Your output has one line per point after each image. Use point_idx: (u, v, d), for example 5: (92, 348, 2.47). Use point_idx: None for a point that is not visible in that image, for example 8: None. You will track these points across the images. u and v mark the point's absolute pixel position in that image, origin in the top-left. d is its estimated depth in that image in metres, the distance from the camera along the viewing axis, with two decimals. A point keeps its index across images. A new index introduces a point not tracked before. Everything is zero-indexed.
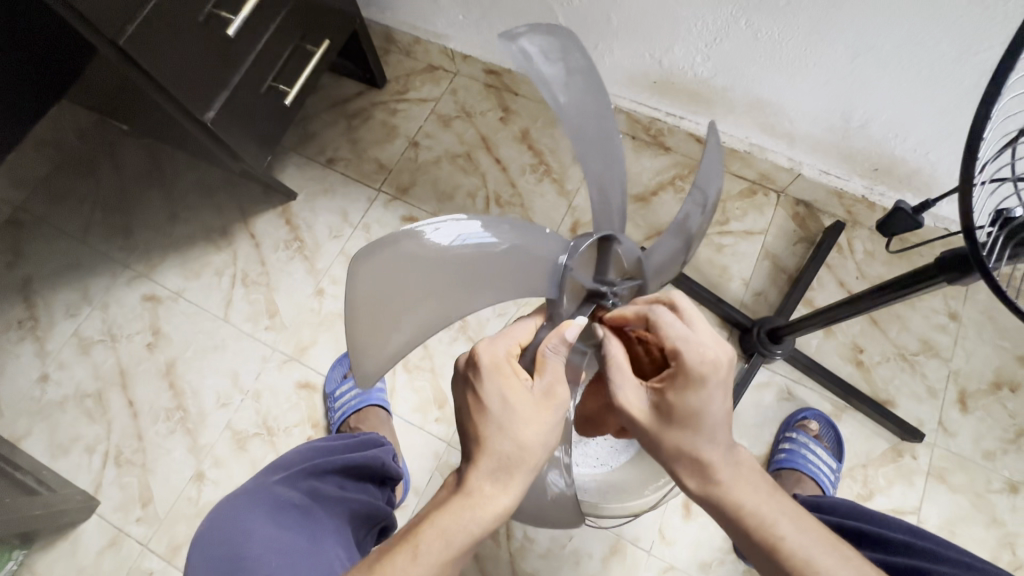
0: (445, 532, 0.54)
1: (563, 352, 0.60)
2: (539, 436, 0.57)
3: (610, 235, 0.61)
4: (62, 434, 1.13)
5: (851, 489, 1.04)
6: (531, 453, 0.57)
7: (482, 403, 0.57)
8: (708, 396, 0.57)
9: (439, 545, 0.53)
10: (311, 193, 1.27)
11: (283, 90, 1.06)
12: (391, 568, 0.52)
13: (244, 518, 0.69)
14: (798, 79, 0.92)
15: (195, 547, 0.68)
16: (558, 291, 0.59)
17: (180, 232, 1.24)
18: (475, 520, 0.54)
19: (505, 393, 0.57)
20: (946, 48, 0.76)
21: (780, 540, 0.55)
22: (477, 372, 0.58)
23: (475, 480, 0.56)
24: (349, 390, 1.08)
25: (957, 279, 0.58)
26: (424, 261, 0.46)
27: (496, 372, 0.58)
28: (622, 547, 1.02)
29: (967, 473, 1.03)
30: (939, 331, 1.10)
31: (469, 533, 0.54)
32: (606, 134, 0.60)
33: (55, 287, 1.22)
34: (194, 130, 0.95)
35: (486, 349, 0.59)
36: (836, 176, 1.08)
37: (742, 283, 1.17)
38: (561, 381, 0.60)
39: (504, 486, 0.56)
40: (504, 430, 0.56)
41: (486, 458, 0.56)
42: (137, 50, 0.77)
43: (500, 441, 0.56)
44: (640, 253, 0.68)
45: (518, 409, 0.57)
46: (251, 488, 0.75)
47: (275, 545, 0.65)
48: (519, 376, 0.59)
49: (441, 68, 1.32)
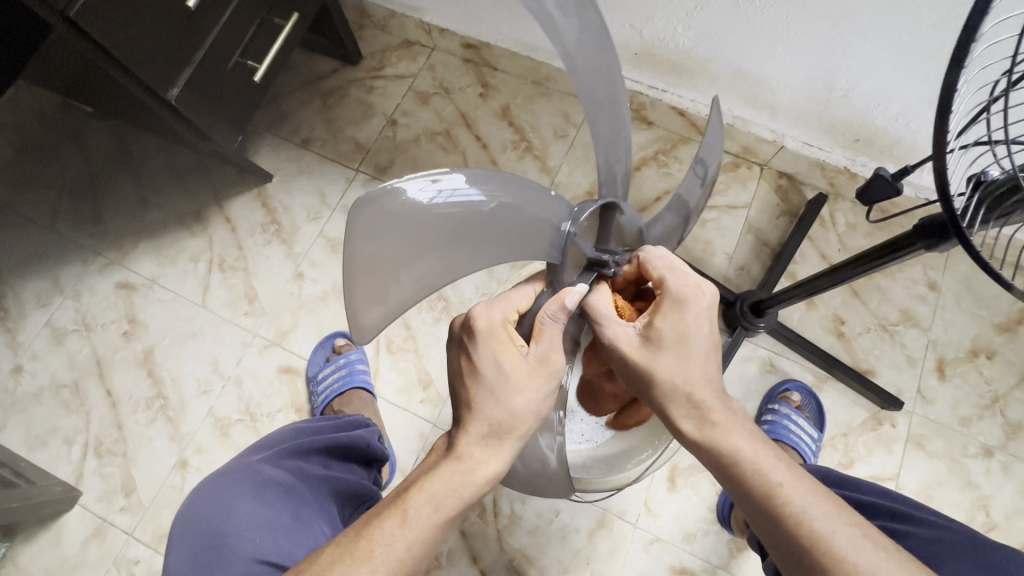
0: (434, 497, 0.54)
1: (562, 320, 0.59)
2: (532, 404, 0.57)
3: (612, 202, 0.61)
4: (40, 426, 1.11)
5: (832, 457, 1.06)
6: (523, 420, 0.57)
7: (476, 368, 0.57)
8: (695, 326, 0.59)
9: (428, 509, 0.54)
10: (287, 174, 1.23)
11: (251, 66, 1.02)
12: (380, 534, 0.52)
13: (226, 495, 0.68)
14: (780, 47, 0.90)
15: (180, 521, 0.67)
16: (560, 256, 0.59)
17: (153, 217, 1.21)
18: (464, 486, 0.55)
19: (500, 360, 0.57)
20: (928, 13, 0.74)
21: (778, 487, 0.53)
22: (472, 337, 0.57)
23: (465, 445, 0.57)
24: (332, 373, 1.07)
25: (935, 245, 0.58)
26: (419, 217, 0.46)
27: (491, 337, 0.57)
28: (608, 521, 1.03)
29: (945, 439, 1.05)
30: (919, 301, 1.11)
31: (459, 496, 0.55)
32: (614, 99, 0.59)
33: (24, 276, 1.19)
34: (158, 108, 0.92)
35: (483, 314, 0.58)
36: (818, 147, 1.08)
37: (726, 257, 1.17)
38: (557, 349, 0.59)
39: (494, 451, 0.57)
40: (497, 396, 0.56)
41: (477, 424, 0.57)
42: (90, 23, 0.73)
43: (492, 407, 0.56)
44: (640, 225, 0.69)
45: (512, 378, 0.56)
46: (234, 467, 0.74)
47: (259, 521, 0.65)
48: (514, 343, 0.58)
49: (418, 43, 1.28)
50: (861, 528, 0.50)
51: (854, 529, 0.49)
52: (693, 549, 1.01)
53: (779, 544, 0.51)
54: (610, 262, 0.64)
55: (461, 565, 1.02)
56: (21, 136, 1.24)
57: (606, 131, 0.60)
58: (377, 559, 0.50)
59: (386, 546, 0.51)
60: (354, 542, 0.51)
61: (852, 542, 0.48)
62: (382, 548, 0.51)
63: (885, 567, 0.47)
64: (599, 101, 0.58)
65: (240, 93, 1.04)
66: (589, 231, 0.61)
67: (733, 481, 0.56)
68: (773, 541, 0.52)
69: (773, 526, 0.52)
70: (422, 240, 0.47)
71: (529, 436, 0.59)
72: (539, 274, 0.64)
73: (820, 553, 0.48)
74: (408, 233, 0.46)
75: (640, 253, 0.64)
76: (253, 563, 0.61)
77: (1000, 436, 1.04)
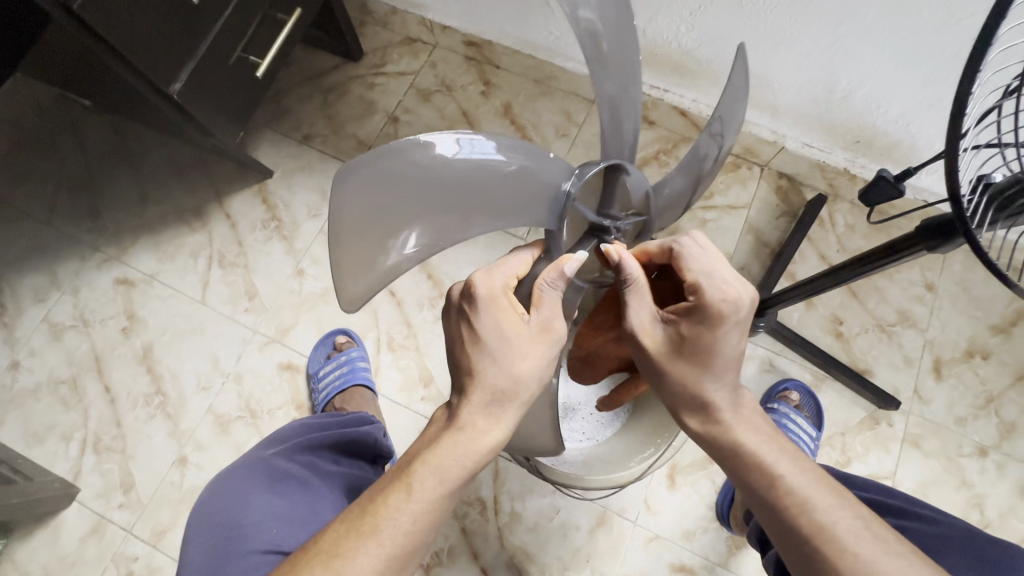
0: (438, 469, 0.54)
1: (560, 287, 0.59)
2: (534, 371, 0.57)
3: (619, 164, 0.58)
4: (37, 422, 1.11)
5: (830, 456, 1.07)
6: (525, 388, 0.57)
7: (478, 337, 0.57)
8: (723, 334, 0.58)
9: (433, 482, 0.54)
10: (287, 170, 1.23)
11: (253, 61, 1.02)
12: (385, 508, 0.52)
13: (240, 488, 0.68)
14: (782, 49, 0.90)
15: (194, 513, 0.68)
16: (558, 221, 0.57)
17: (151, 213, 1.20)
18: (469, 456, 0.55)
19: (502, 327, 0.57)
20: (929, 16, 0.75)
21: (780, 477, 0.54)
22: (474, 305, 0.57)
23: (468, 415, 0.57)
24: (333, 370, 1.06)
25: (936, 246, 0.59)
26: (419, 177, 0.47)
27: (492, 305, 0.57)
28: (608, 518, 1.04)
29: (941, 438, 1.06)
30: (916, 302, 1.12)
31: (464, 466, 0.55)
32: (627, 50, 0.57)
33: (21, 271, 1.18)
34: (160, 103, 0.91)
35: (484, 281, 0.57)
36: (817, 148, 1.08)
37: (726, 256, 1.17)
38: (559, 315, 0.59)
39: (496, 419, 0.57)
40: (498, 364, 0.56)
41: (479, 393, 0.57)
42: (92, 16, 0.73)
43: (495, 375, 0.57)
44: (647, 187, 0.64)
45: (515, 345, 0.57)
46: (245, 461, 0.74)
47: (274, 512, 0.66)
48: (516, 310, 0.58)
49: (420, 40, 1.28)
50: (864, 517, 0.51)
51: (856, 521, 0.50)
52: (692, 546, 1.02)
53: (782, 535, 0.52)
54: (611, 228, 0.63)
55: (462, 562, 1.02)
56: (18, 130, 1.23)
57: (615, 92, 0.58)
58: (384, 532, 0.51)
59: (392, 519, 0.51)
60: (359, 517, 0.52)
61: (854, 535, 0.49)
62: (388, 521, 0.51)
63: (886, 561, 0.47)
64: (608, 63, 0.56)
65: (241, 89, 1.03)
66: (589, 193, 0.58)
67: (738, 471, 0.57)
68: (774, 528, 0.53)
69: (774, 517, 0.53)
70: (423, 201, 0.48)
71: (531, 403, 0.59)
72: (537, 239, 0.63)
73: (820, 542, 0.49)
74: (408, 193, 0.47)
75: (674, 244, 0.61)
76: (267, 554, 0.61)
77: (995, 436, 1.06)
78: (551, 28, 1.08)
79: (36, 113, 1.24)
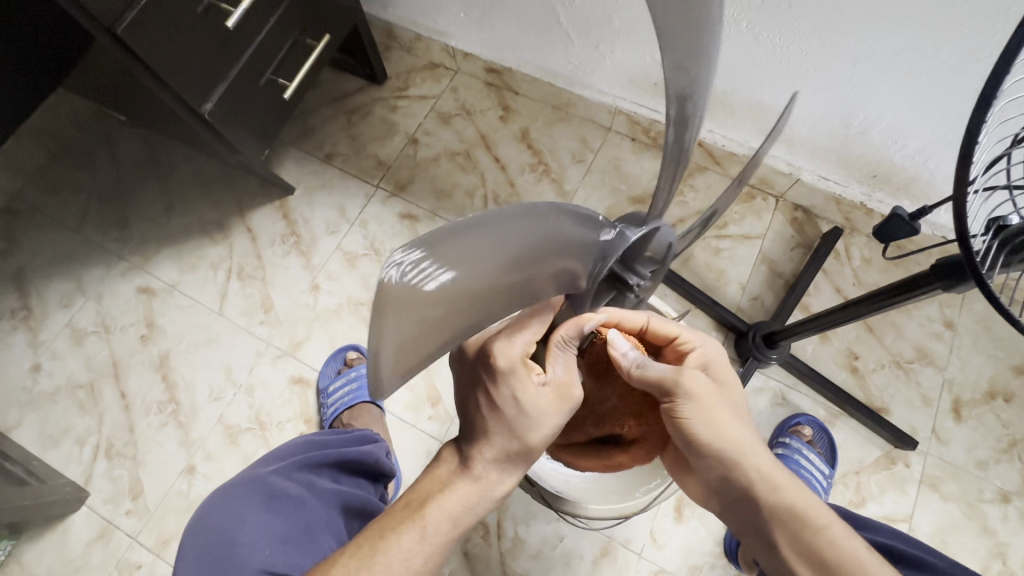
0: (450, 515, 0.56)
1: (572, 347, 0.59)
2: (547, 435, 0.57)
3: (655, 227, 0.53)
4: (53, 425, 1.13)
5: (843, 495, 1.04)
6: (544, 442, 0.59)
7: (496, 404, 0.56)
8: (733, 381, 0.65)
9: (445, 526, 0.55)
10: (308, 188, 1.26)
11: (282, 84, 1.06)
12: (396, 549, 0.53)
13: (236, 506, 0.69)
14: (798, 84, 0.92)
15: (190, 529, 0.68)
16: (591, 284, 0.52)
17: (177, 224, 1.24)
18: (480, 503, 0.57)
19: (520, 396, 0.55)
20: (946, 56, 0.75)
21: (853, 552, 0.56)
22: (493, 373, 0.55)
23: (481, 467, 0.57)
24: (343, 386, 1.07)
25: (951, 286, 0.59)
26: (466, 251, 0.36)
27: (510, 376, 0.55)
28: (613, 549, 1.02)
29: (960, 482, 1.03)
30: (934, 339, 1.10)
31: (472, 514, 0.57)
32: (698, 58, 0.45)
33: (49, 277, 1.21)
34: (191, 122, 0.95)
35: (504, 350, 0.55)
36: (834, 182, 1.08)
37: (740, 286, 1.17)
38: (575, 381, 0.59)
39: (508, 471, 0.58)
40: (513, 429, 0.56)
41: (492, 449, 0.57)
42: (135, 42, 0.77)
43: (508, 437, 0.56)
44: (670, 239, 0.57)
45: (532, 413, 0.56)
46: (244, 478, 0.75)
47: (269, 531, 0.66)
48: (533, 376, 0.56)
49: (442, 66, 1.32)
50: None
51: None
52: None
53: None
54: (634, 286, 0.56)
55: None
56: (56, 141, 1.28)
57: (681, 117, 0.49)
58: (395, 573, 0.52)
59: (403, 560, 0.53)
60: (371, 554, 0.53)
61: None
62: (400, 562, 0.53)
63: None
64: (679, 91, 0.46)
65: (270, 110, 1.07)
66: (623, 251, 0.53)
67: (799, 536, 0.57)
68: None
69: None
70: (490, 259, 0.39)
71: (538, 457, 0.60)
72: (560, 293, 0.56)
73: None
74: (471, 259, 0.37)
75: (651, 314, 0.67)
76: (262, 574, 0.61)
77: (1017, 482, 1.02)
78: (570, 57, 1.10)
79: (74, 125, 1.29)
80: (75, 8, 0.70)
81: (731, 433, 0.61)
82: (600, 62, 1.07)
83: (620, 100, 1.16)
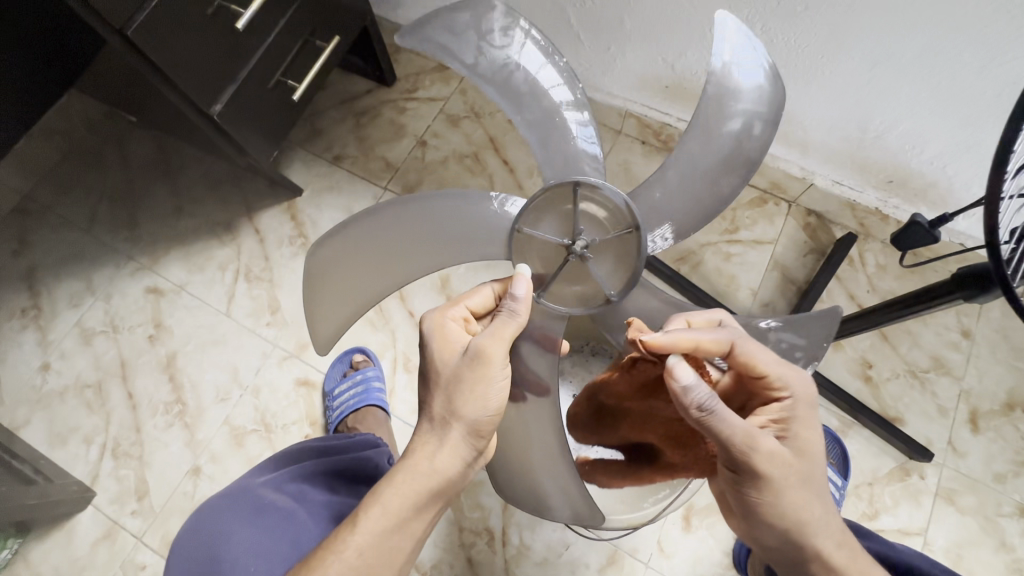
0: (384, 502, 0.57)
1: (512, 308, 0.61)
2: (473, 406, 0.59)
3: (573, 181, 0.63)
4: (61, 425, 1.13)
5: (856, 507, 1.02)
6: (468, 408, 0.59)
7: (426, 368, 0.62)
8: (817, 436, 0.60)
9: (378, 514, 0.56)
10: (316, 190, 1.26)
11: (291, 85, 1.06)
12: (335, 543, 0.55)
13: (223, 522, 0.69)
14: (813, 88, 0.90)
15: (179, 548, 0.69)
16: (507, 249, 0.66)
17: (185, 225, 1.24)
18: (414, 483, 0.58)
19: (442, 356, 0.61)
20: (969, 59, 0.74)
21: None
22: (422, 339, 0.63)
23: (415, 446, 0.60)
24: (348, 389, 1.06)
25: (973, 296, 0.60)
26: (351, 249, 0.67)
27: (433, 338, 0.62)
28: (619, 558, 1.00)
29: (977, 496, 1.00)
30: (951, 349, 1.07)
31: (407, 500, 0.57)
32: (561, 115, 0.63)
33: (59, 277, 1.22)
34: (201, 124, 0.95)
35: (427, 317, 0.64)
36: (849, 187, 1.06)
37: (751, 292, 1.15)
38: (499, 340, 0.60)
39: (445, 451, 0.59)
40: (441, 398, 0.60)
41: (426, 424, 0.61)
42: (144, 43, 0.77)
43: (438, 407, 0.60)
44: (624, 200, 0.63)
45: (452, 372, 0.60)
46: (235, 492, 0.74)
47: (254, 548, 0.64)
48: (460, 339, 0.62)
49: (451, 68, 1.31)
50: None
51: None
52: None
53: None
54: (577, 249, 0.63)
55: None
56: (68, 143, 1.29)
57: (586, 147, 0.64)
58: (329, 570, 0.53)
59: (338, 555, 0.54)
60: (312, 558, 0.55)
61: None
62: (333, 557, 0.54)
63: None
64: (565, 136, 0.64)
65: (279, 111, 1.07)
66: (554, 216, 0.65)
67: None
68: None
69: None
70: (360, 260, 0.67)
71: (483, 437, 0.61)
72: (504, 278, 0.67)
73: None
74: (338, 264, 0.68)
75: (737, 341, 0.60)
76: None
77: None
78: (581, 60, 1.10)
79: (86, 127, 1.29)
80: (86, 8, 0.70)
81: (799, 503, 0.58)
82: (611, 65, 1.06)
83: (630, 103, 1.14)
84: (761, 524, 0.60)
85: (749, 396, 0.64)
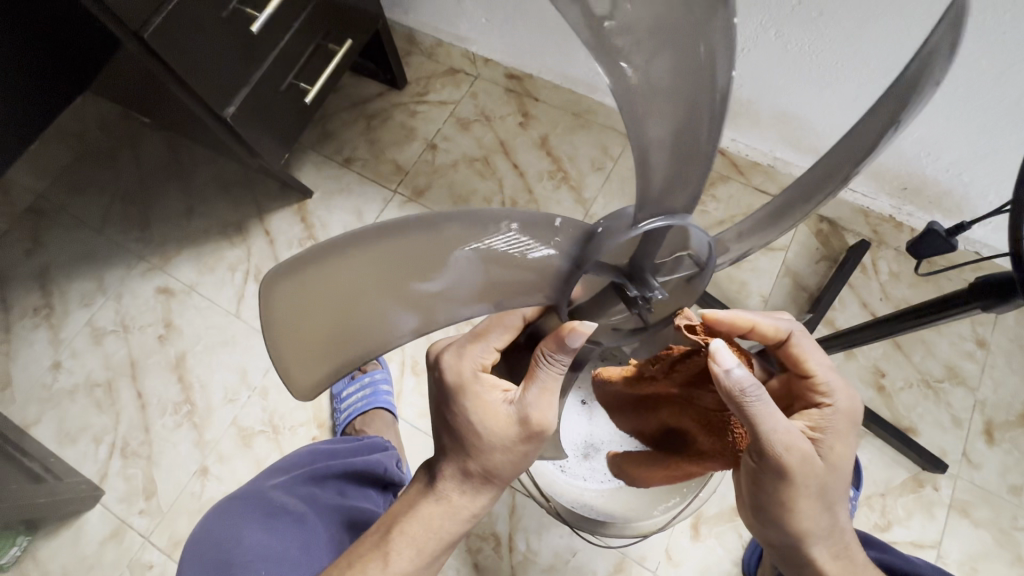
0: (415, 541, 0.59)
1: (558, 365, 0.55)
2: (506, 460, 0.59)
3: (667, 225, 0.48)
4: (71, 423, 1.14)
5: (868, 518, 1.00)
6: (505, 469, 0.59)
7: (454, 421, 0.59)
8: (849, 452, 0.59)
9: (410, 552, 0.59)
10: (326, 192, 1.26)
11: (304, 88, 1.07)
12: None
13: (234, 523, 0.69)
14: (826, 95, 0.89)
15: (188, 547, 0.69)
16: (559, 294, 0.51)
17: (196, 226, 1.25)
18: (448, 526, 0.60)
19: (478, 415, 0.58)
20: (985, 65, 0.73)
21: None
22: (448, 391, 0.59)
23: (443, 487, 0.61)
24: (355, 392, 1.08)
25: (992, 306, 0.60)
26: (351, 273, 0.42)
27: (464, 391, 0.58)
28: (627, 566, 0.99)
29: (992, 508, 0.99)
30: (965, 358, 1.06)
31: (435, 539, 0.60)
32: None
33: (70, 277, 1.23)
34: (216, 127, 0.96)
35: (452, 366, 0.59)
36: (862, 194, 1.06)
37: (762, 298, 1.14)
38: (544, 410, 0.57)
39: (472, 494, 0.61)
40: (471, 455, 0.59)
41: (452, 467, 0.60)
42: (160, 45, 0.77)
43: (466, 459, 0.59)
44: (704, 243, 0.53)
45: (488, 429, 0.58)
46: (247, 493, 0.75)
47: (266, 552, 0.65)
48: (498, 394, 0.58)
49: (462, 71, 1.31)
50: None
51: None
52: None
53: None
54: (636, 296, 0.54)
55: None
56: (82, 143, 1.30)
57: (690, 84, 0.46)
58: None
59: None
60: None
61: None
62: None
63: None
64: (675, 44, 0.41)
65: (291, 113, 1.08)
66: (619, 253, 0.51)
67: None
68: None
69: None
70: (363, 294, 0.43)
71: (509, 482, 0.62)
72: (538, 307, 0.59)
73: None
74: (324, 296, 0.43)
75: (795, 333, 0.61)
76: None
77: None
78: (593, 65, 1.10)
79: (100, 128, 1.30)
80: (102, 11, 0.71)
81: (809, 513, 0.58)
82: None
83: None
84: (768, 526, 0.60)
85: (795, 399, 0.63)
